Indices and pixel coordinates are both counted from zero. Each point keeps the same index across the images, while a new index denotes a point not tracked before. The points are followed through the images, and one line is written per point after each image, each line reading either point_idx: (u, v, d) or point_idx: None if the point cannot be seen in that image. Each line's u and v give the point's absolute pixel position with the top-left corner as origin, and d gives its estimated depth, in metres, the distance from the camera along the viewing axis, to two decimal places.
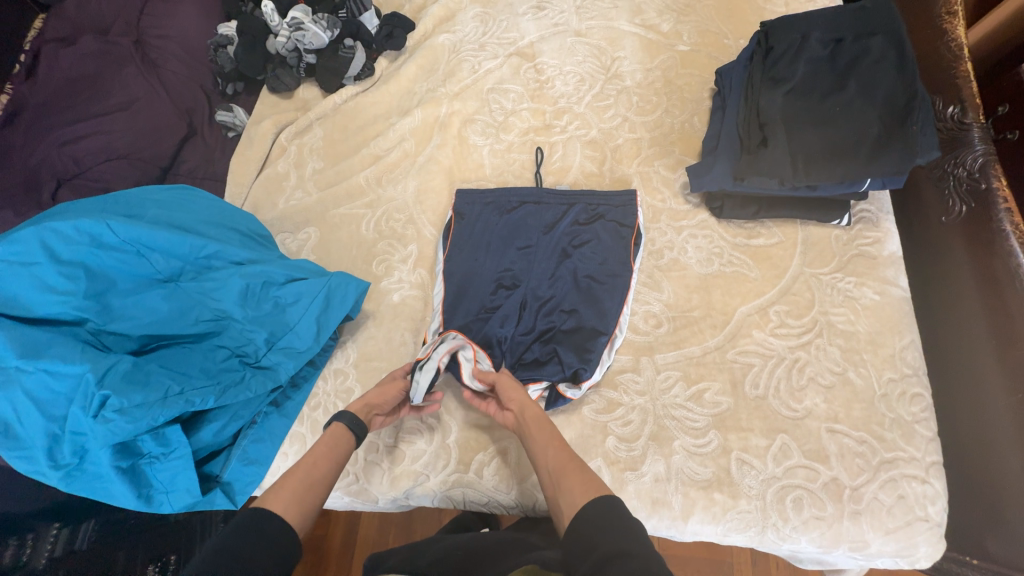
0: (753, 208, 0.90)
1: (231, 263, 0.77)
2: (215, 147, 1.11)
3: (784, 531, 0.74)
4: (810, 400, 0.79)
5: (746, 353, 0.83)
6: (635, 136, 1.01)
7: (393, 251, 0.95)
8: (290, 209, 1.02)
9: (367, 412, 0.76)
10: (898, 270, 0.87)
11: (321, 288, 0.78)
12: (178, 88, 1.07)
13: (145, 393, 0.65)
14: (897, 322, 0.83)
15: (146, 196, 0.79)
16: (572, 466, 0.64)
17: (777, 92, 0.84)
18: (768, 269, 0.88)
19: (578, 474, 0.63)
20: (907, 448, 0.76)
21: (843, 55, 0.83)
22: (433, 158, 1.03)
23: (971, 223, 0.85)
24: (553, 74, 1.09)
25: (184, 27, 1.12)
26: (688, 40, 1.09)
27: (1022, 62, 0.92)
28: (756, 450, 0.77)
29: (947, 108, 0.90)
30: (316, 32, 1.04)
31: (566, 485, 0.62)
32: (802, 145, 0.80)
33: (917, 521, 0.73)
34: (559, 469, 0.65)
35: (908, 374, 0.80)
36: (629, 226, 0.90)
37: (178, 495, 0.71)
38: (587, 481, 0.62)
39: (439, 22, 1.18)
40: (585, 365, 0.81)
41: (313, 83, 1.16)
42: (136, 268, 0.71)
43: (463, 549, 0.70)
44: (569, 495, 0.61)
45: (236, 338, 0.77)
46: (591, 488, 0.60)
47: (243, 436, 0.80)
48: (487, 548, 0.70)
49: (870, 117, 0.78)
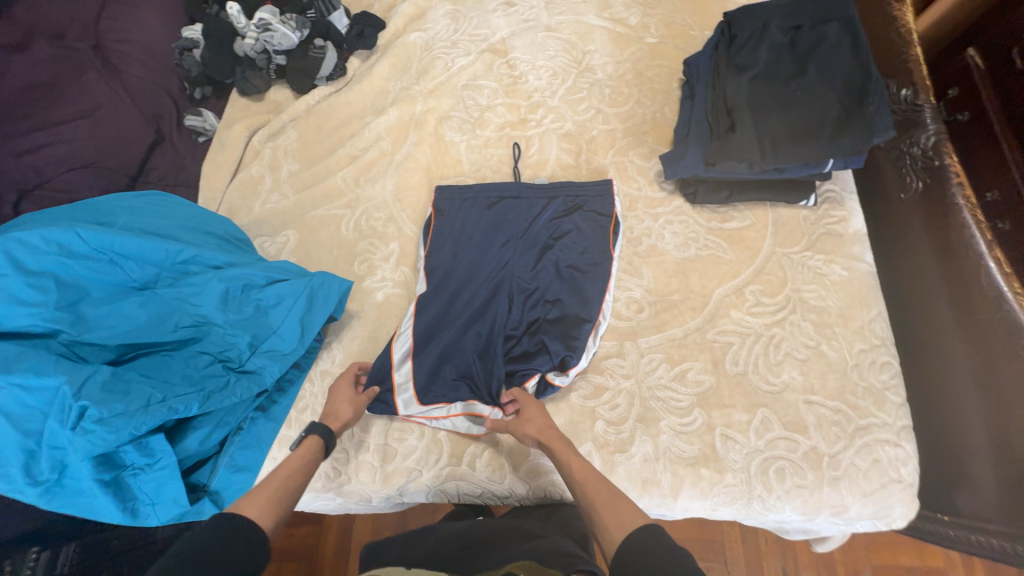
0: (725, 192, 0.93)
1: (209, 267, 0.76)
2: (185, 153, 1.07)
3: (769, 501, 0.76)
4: (787, 373, 0.82)
5: (725, 333, 0.86)
6: (609, 127, 1.03)
7: (375, 250, 0.95)
8: (267, 212, 1.00)
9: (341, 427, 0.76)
10: (864, 246, 0.91)
11: (304, 288, 0.77)
12: (143, 93, 1.04)
13: (126, 402, 0.63)
14: (864, 295, 0.87)
15: (117, 203, 0.77)
16: (602, 501, 0.64)
17: (743, 78, 0.87)
18: (742, 250, 0.92)
19: (610, 509, 0.63)
20: (879, 413, 0.79)
21: (802, 41, 0.87)
22: (411, 156, 1.03)
23: (928, 198, 0.89)
24: (525, 69, 1.10)
25: (147, 31, 1.09)
26: (656, 33, 1.11)
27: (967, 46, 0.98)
28: (739, 425, 0.80)
29: (901, 90, 0.95)
30: (285, 33, 1.03)
31: (599, 520, 0.62)
32: (768, 128, 0.83)
33: (891, 483, 0.76)
34: (587, 501, 0.65)
35: (877, 344, 0.84)
36: (608, 215, 0.92)
37: (164, 507, 0.69)
38: (617, 511, 0.62)
39: (410, 20, 1.18)
40: (573, 353, 0.83)
41: (284, 85, 1.14)
42: (109, 276, 0.69)
43: (458, 541, 0.71)
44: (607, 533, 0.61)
45: (218, 343, 0.75)
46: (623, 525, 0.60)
47: (230, 443, 0.78)
48: (482, 539, 0.71)
49: (831, 99, 0.82)
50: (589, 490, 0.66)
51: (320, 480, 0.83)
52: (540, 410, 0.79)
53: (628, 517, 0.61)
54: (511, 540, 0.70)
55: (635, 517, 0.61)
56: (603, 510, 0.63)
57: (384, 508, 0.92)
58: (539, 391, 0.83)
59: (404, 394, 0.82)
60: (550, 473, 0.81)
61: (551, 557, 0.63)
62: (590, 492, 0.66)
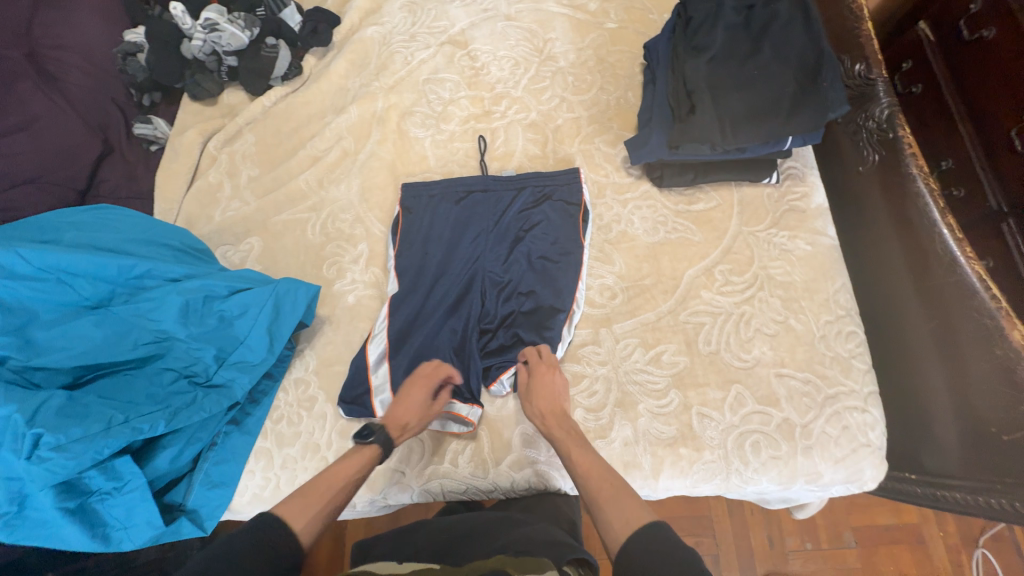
0: (691, 174, 0.94)
1: (166, 280, 0.73)
2: (137, 163, 1.04)
3: (746, 474, 0.78)
4: (758, 349, 0.84)
5: (697, 314, 0.87)
6: (574, 115, 1.03)
7: (343, 253, 0.93)
8: (228, 220, 0.97)
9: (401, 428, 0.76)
10: (826, 220, 0.93)
11: (269, 296, 0.75)
12: (86, 102, 0.99)
13: (85, 426, 0.61)
14: (828, 268, 0.89)
15: (63, 220, 0.73)
16: (606, 498, 0.66)
17: (701, 60, 0.87)
18: (710, 232, 0.93)
19: (613, 506, 0.65)
20: (846, 381, 0.82)
21: (756, 20, 0.88)
22: (375, 154, 1.01)
23: (884, 169, 0.92)
24: (487, 60, 1.09)
25: (85, 36, 1.03)
26: (615, 17, 1.11)
27: None
28: (714, 402, 0.81)
29: (854, 66, 0.97)
30: (234, 32, 0.99)
31: (603, 517, 0.65)
32: (728, 108, 0.84)
33: (861, 448, 0.79)
34: (594, 502, 0.67)
35: (842, 315, 0.86)
36: (577, 204, 0.92)
37: (137, 530, 0.68)
38: (623, 512, 0.64)
39: (365, 15, 1.15)
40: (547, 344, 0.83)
41: (238, 87, 1.11)
42: (58, 296, 0.66)
43: (450, 532, 0.72)
44: (609, 529, 0.64)
45: (182, 358, 0.73)
46: (628, 521, 0.63)
47: (204, 460, 0.77)
48: (473, 529, 0.72)
49: (787, 77, 0.83)
50: (593, 484, 0.69)
51: None
52: (552, 383, 0.79)
53: (634, 515, 0.64)
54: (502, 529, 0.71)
55: (639, 514, 0.64)
56: (606, 506, 0.66)
57: (372, 510, 0.91)
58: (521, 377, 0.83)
59: (383, 395, 0.80)
60: (534, 464, 0.81)
61: (541, 547, 0.65)
62: (595, 492, 0.68)
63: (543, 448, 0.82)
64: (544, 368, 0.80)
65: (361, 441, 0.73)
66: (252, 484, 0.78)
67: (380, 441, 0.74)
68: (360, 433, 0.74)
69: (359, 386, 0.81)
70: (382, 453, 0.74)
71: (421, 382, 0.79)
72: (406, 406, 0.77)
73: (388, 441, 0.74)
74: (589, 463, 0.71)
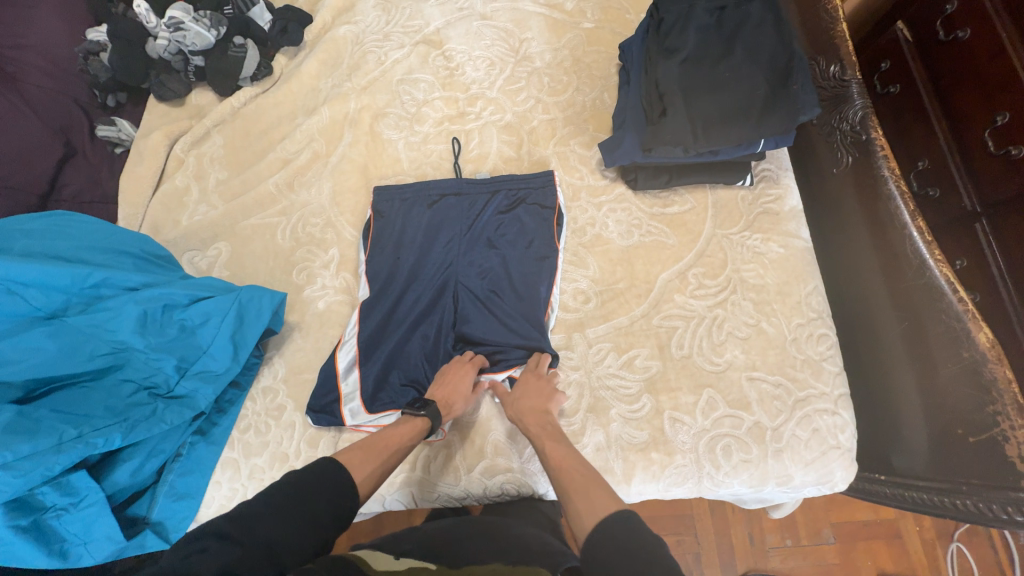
0: (665, 176, 0.93)
1: (124, 289, 0.71)
2: (101, 166, 1.02)
3: (717, 478, 0.79)
4: (730, 352, 0.84)
5: (670, 317, 0.87)
6: (549, 117, 1.02)
7: (313, 258, 0.91)
8: (194, 225, 0.95)
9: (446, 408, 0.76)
10: (799, 223, 0.93)
11: (231, 305, 0.74)
12: (46, 104, 0.96)
13: (35, 442, 0.59)
14: (801, 271, 0.89)
15: (15, 227, 0.71)
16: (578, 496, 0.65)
17: (673, 62, 0.87)
18: (684, 235, 0.92)
19: (581, 496, 0.64)
20: (817, 384, 0.82)
21: (728, 21, 0.87)
22: (346, 157, 0.99)
23: (857, 172, 0.91)
24: (462, 60, 1.07)
25: (44, 34, 1.00)
26: (592, 17, 1.10)
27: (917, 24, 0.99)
28: (686, 407, 0.81)
29: (829, 67, 0.97)
30: (198, 31, 0.97)
31: (576, 516, 0.63)
32: (699, 111, 0.83)
33: (831, 450, 0.80)
34: (568, 497, 0.66)
35: (813, 317, 0.86)
36: (550, 208, 0.91)
37: (96, 544, 0.66)
38: (596, 510, 0.62)
39: (338, 13, 1.12)
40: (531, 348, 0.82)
41: (206, 88, 1.08)
42: (8, 308, 0.64)
43: (443, 534, 0.70)
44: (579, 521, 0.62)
45: (141, 369, 0.71)
46: (595, 511, 0.61)
47: (168, 471, 0.75)
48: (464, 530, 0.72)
49: (758, 79, 0.82)
50: (564, 476, 0.68)
51: None
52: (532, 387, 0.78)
53: (601, 503, 0.62)
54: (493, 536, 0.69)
55: (607, 504, 0.62)
56: (577, 501, 0.64)
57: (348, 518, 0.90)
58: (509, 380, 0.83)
59: (353, 403, 0.79)
60: (506, 470, 0.80)
61: (535, 555, 0.64)
62: (566, 483, 0.67)
63: (516, 454, 0.81)
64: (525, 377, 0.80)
65: (413, 413, 0.74)
66: (218, 495, 0.77)
67: (430, 414, 0.74)
68: (411, 404, 0.75)
69: (329, 394, 0.79)
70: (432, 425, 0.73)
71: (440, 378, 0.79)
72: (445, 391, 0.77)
73: (436, 416, 0.74)
74: (561, 457, 0.70)
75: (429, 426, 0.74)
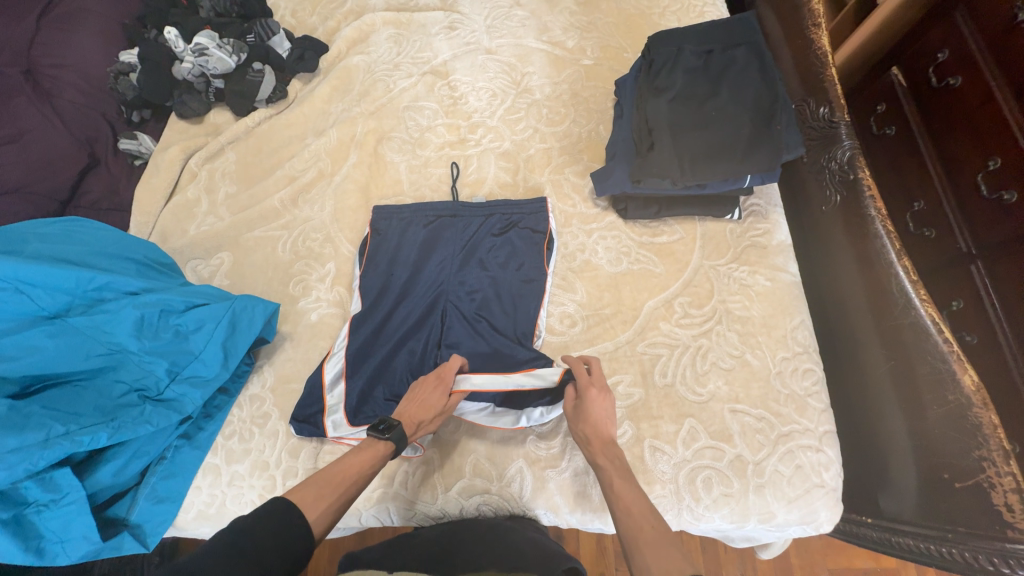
0: (655, 208, 0.96)
1: (124, 293, 0.74)
2: (120, 176, 1.07)
3: (697, 511, 0.78)
4: (713, 383, 0.84)
5: (654, 345, 0.87)
6: (546, 146, 1.06)
7: (311, 271, 0.95)
8: (201, 235, 1.00)
9: (411, 430, 0.74)
10: (787, 257, 0.94)
11: (225, 313, 0.77)
12: (76, 118, 1.03)
13: (22, 437, 0.61)
14: (786, 304, 0.90)
15: (30, 231, 0.75)
16: None
17: (661, 100, 0.91)
18: (671, 264, 0.94)
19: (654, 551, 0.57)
20: (801, 420, 0.82)
21: (714, 64, 0.92)
22: (349, 176, 1.04)
23: (845, 209, 0.93)
24: (466, 90, 1.13)
25: (82, 55, 1.08)
26: (592, 55, 1.15)
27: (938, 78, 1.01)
28: (667, 436, 0.81)
29: (818, 108, 1.00)
30: (221, 57, 1.04)
31: None
32: (685, 146, 0.86)
33: (814, 488, 0.78)
34: None
35: (799, 352, 0.86)
36: (542, 232, 0.94)
37: (74, 544, 0.68)
38: None
39: (353, 43, 1.20)
40: (524, 362, 0.83)
41: (224, 108, 1.15)
42: (15, 306, 0.67)
43: (432, 547, 0.73)
44: None
45: (134, 371, 0.74)
46: None
47: (150, 474, 0.77)
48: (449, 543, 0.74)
49: (742, 119, 0.86)
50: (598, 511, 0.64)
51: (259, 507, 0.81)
52: (602, 411, 0.74)
53: None
54: (484, 543, 0.72)
55: None
56: (648, 555, 0.57)
57: (332, 532, 0.90)
58: (511, 398, 0.82)
59: (336, 415, 0.80)
60: (484, 492, 0.80)
61: (530, 562, 0.67)
62: None
63: (495, 476, 0.81)
64: (595, 393, 0.75)
65: (376, 436, 0.71)
66: (199, 500, 0.78)
67: (395, 438, 0.71)
68: (376, 428, 0.72)
69: (313, 405, 0.81)
70: (395, 449, 0.71)
71: (431, 382, 0.78)
72: (415, 404, 0.76)
73: (402, 438, 0.72)
74: None
75: (394, 448, 0.72)
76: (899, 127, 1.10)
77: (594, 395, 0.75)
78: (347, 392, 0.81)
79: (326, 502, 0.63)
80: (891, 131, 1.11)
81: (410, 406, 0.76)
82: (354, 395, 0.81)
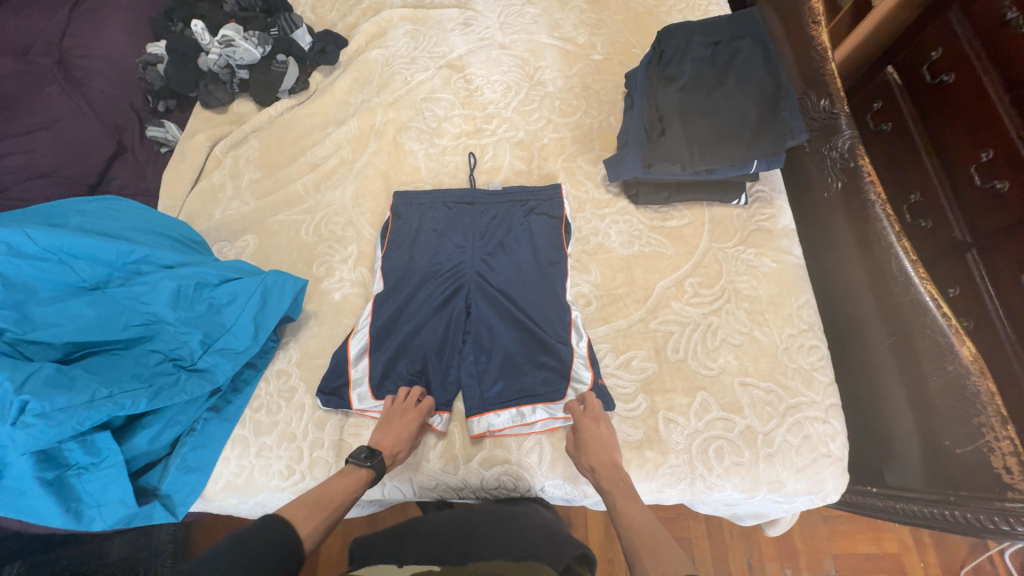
0: (665, 193, 1.00)
1: (161, 267, 0.78)
2: (146, 163, 1.10)
3: (710, 480, 0.80)
4: (723, 358, 0.88)
5: (666, 322, 0.91)
6: (559, 136, 1.10)
7: (333, 253, 0.98)
8: (227, 218, 1.03)
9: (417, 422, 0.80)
10: (791, 240, 0.98)
11: (257, 287, 0.80)
12: (105, 105, 1.07)
13: (70, 396, 0.64)
14: (792, 284, 0.94)
15: (70, 208, 0.79)
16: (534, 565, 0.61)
17: (671, 89, 0.96)
18: (681, 246, 0.98)
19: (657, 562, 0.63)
20: (808, 393, 0.85)
21: (721, 55, 0.97)
22: (370, 163, 1.08)
23: (847, 194, 0.97)
24: (481, 83, 1.17)
25: (111, 47, 1.12)
26: (602, 50, 1.20)
27: (938, 73, 1.06)
28: (680, 408, 0.84)
29: (819, 101, 1.05)
30: (247, 48, 1.09)
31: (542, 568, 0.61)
32: (693, 133, 0.91)
33: (822, 457, 0.81)
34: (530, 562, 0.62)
35: (805, 328, 0.90)
36: (558, 217, 0.97)
37: (109, 508, 0.70)
38: None
39: (371, 38, 1.24)
40: (544, 357, 0.86)
41: (247, 99, 1.19)
42: (60, 277, 0.71)
43: (447, 533, 0.74)
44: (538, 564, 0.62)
45: (169, 342, 0.77)
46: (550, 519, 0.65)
47: (182, 444, 0.79)
48: (466, 528, 0.75)
49: (748, 106, 0.90)
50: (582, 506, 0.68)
51: (275, 479, 0.79)
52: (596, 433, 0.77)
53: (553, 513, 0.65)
54: (498, 529, 0.74)
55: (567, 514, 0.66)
56: None
57: (364, 507, 0.95)
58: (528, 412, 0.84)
59: (361, 389, 0.83)
60: (504, 462, 0.82)
61: (542, 551, 0.69)
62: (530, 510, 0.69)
63: (514, 447, 0.83)
64: (586, 421, 0.78)
65: (359, 463, 0.73)
66: (226, 471, 0.80)
67: (375, 466, 0.73)
68: (357, 455, 0.74)
69: (339, 378, 0.84)
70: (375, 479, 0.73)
71: (413, 411, 0.81)
72: (394, 433, 0.78)
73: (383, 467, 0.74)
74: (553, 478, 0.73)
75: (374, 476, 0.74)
76: (895, 122, 1.15)
77: (586, 421, 0.78)
78: (370, 371, 0.84)
79: (319, 520, 0.66)
80: (887, 126, 1.17)
81: (388, 437, 0.78)
82: (380, 372, 0.84)
